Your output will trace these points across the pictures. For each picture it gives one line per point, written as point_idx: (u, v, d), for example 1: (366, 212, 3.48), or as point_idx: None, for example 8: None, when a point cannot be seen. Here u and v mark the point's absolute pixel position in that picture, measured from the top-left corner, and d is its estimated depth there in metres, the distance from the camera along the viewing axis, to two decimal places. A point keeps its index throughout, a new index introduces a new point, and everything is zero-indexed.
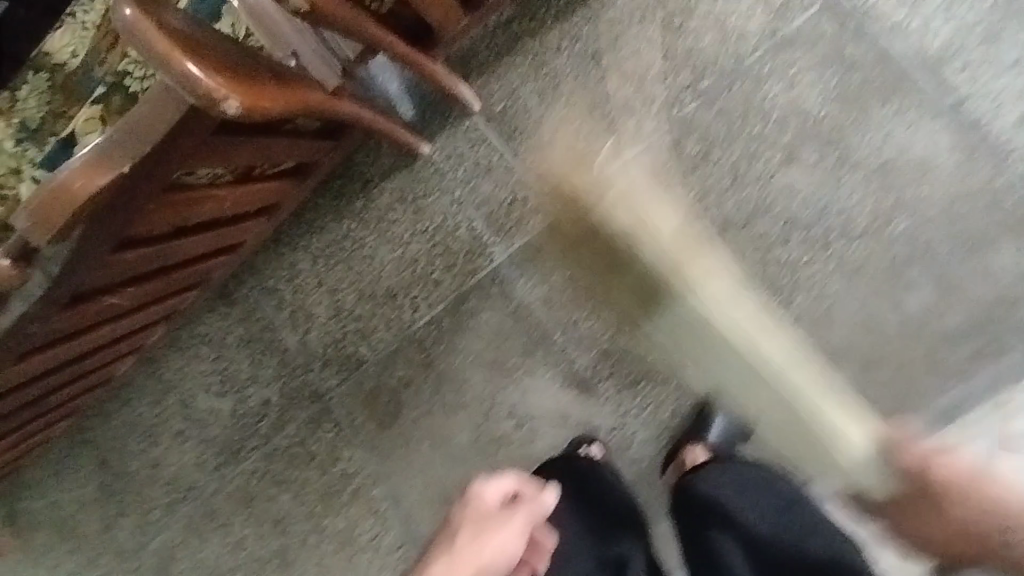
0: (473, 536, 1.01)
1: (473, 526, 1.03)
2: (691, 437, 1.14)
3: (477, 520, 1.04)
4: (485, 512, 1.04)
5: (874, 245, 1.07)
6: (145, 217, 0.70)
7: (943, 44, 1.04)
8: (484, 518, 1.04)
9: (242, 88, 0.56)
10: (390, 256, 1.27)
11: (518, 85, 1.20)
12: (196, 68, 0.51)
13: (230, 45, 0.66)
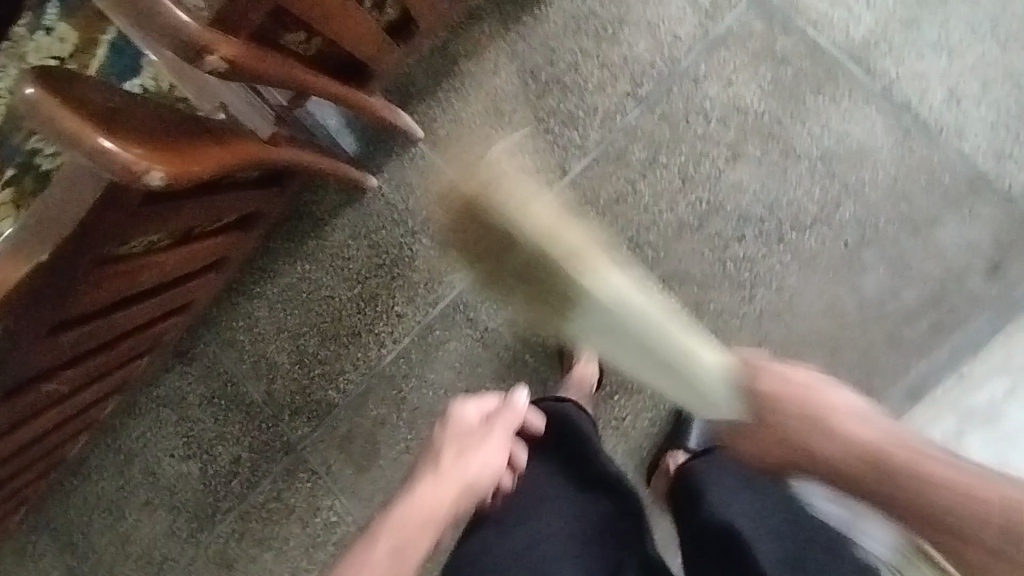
0: (454, 458, 0.86)
1: (455, 440, 0.89)
2: (674, 443, 1.11)
3: (460, 436, 0.89)
4: (465, 429, 0.90)
5: (826, 232, 1.08)
6: (81, 293, 0.66)
7: (867, 31, 1.07)
8: (467, 432, 0.90)
9: (165, 156, 0.54)
10: (349, 294, 1.24)
11: (460, 109, 1.19)
12: (113, 141, 0.49)
13: (153, 111, 0.63)
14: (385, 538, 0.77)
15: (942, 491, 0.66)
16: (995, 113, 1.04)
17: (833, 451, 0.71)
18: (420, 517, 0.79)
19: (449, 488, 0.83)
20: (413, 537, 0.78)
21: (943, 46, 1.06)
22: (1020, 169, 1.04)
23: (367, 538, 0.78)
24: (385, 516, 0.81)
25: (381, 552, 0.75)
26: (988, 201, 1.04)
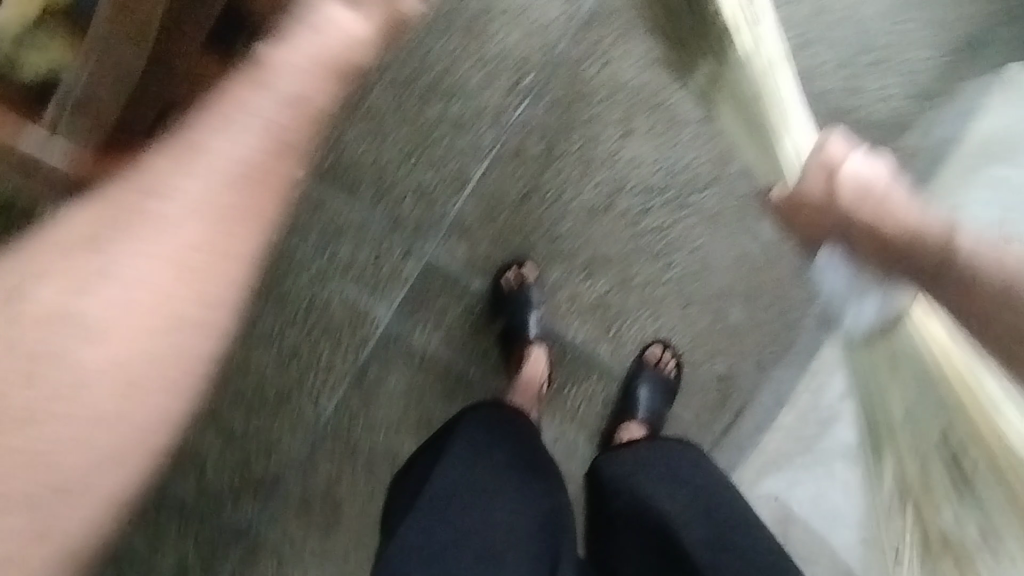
0: (269, 170, 0.60)
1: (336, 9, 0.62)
2: (623, 415, 1.15)
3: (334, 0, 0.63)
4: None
5: (721, 187, 1.15)
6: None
7: None
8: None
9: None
10: (267, 357, 1.13)
11: (340, 133, 1.10)
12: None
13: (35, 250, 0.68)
14: (184, 161, 0.59)
15: (961, 258, 0.64)
16: (838, 54, 1.10)
17: (890, 233, 0.67)
18: (197, 207, 0.57)
19: (247, 185, 0.59)
20: (181, 303, 0.56)
21: None
22: (872, 102, 1.11)
23: (168, 161, 0.59)
24: (158, 222, 0.57)
25: (178, 206, 0.57)
26: (848, 133, 1.11)
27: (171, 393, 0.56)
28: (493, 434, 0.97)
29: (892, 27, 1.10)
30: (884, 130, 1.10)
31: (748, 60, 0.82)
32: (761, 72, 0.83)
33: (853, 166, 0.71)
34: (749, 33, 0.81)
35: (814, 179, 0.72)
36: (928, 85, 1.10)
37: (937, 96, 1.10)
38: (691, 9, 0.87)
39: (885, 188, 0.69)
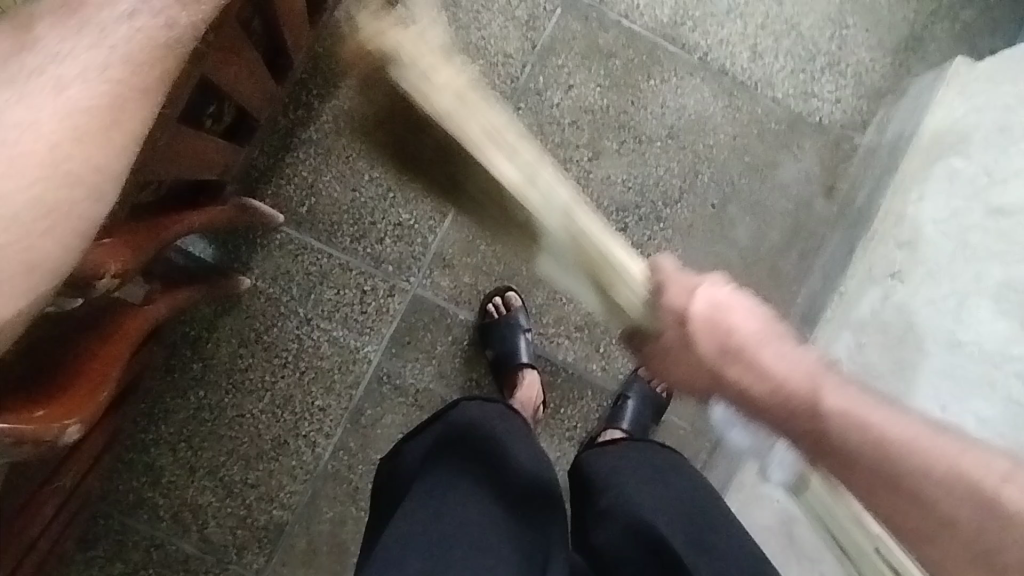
0: (168, 33, 0.50)
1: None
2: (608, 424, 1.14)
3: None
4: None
5: (695, 198, 1.14)
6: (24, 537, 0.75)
7: (671, 12, 1.15)
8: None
9: (60, 405, 0.57)
10: (260, 406, 1.13)
11: (314, 179, 1.13)
12: (6, 422, 0.49)
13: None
14: (81, 35, 0.48)
15: (868, 439, 0.53)
16: (790, 61, 1.15)
17: (758, 391, 0.58)
18: (84, 74, 0.48)
19: (145, 57, 0.49)
20: (66, 169, 0.47)
21: (736, 12, 1.15)
22: (825, 104, 1.15)
23: (55, 22, 0.48)
24: (44, 83, 0.47)
25: (63, 70, 0.47)
26: (808, 136, 1.15)
27: (51, 271, 0.47)
28: (496, 425, 0.83)
29: (838, 33, 1.15)
30: (841, 130, 1.15)
31: (568, 218, 0.69)
32: (573, 219, 0.70)
33: (715, 296, 0.63)
34: (541, 186, 0.69)
35: (671, 329, 0.65)
36: (879, 84, 1.14)
37: (889, 93, 1.14)
38: (456, 183, 0.72)
39: (735, 320, 0.61)
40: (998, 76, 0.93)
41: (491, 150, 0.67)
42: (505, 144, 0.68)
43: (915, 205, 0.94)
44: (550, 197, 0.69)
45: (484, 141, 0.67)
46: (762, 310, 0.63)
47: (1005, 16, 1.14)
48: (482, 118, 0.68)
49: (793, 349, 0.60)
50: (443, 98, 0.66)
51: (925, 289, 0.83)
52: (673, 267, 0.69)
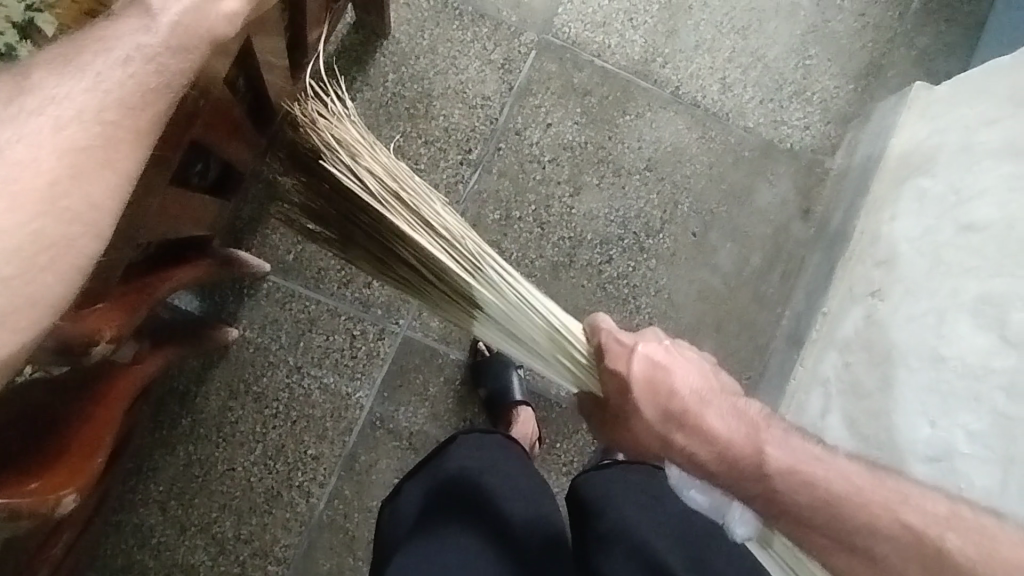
0: (162, 75, 0.50)
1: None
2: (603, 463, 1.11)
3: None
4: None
5: (676, 227, 1.17)
6: None
7: (641, 50, 1.19)
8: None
9: (58, 472, 0.57)
10: (252, 457, 1.11)
11: None
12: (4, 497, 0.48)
13: (23, 391, 0.66)
14: (78, 79, 0.49)
15: (814, 495, 0.58)
16: (758, 91, 1.19)
17: (706, 455, 0.62)
18: (79, 115, 0.48)
19: (140, 100, 0.49)
20: (64, 206, 0.46)
21: (703, 47, 1.20)
22: (795, 131, 1.19)
23: (53, 69, 0.49)
24: (42, 122, 0.48)
25: (61, 110, 0.48)
26: (781, 162, 1.18)
27: (49, 303, 0.46)
28: (496, 469, 0.81)
29: (802, 63, 1.19)
30: (813, 155, 1.18)
31: (503, 292, 0.80)
32: (510, 290, 0.81)
33: (651, 354, 0.67)
34: (475, 261, 0.80)
35: (619, 395, 0.70)
36: (845, 109, 1.19)
37: (855, 118, 1.19)
38: (415, 261, 0.82)
39: (675, 381, 0.65)
40: (955, 100, 0.97)
41: (425, 230, 0.80)
42: (436, 221, 0.80)
43: (889, 223, 0.97)
44: (483, 272, 0.80)
45: (416, 221, 0.80)
46: (695, 365, 0.68)
47: (958, 41, 1.20)
48: (408, 196, 0.80)
49: (730, 405, 0.65)
50: (370, 181, 0.78)
51: (908, 303, 0.85)
52: (610, 326, 0.74)
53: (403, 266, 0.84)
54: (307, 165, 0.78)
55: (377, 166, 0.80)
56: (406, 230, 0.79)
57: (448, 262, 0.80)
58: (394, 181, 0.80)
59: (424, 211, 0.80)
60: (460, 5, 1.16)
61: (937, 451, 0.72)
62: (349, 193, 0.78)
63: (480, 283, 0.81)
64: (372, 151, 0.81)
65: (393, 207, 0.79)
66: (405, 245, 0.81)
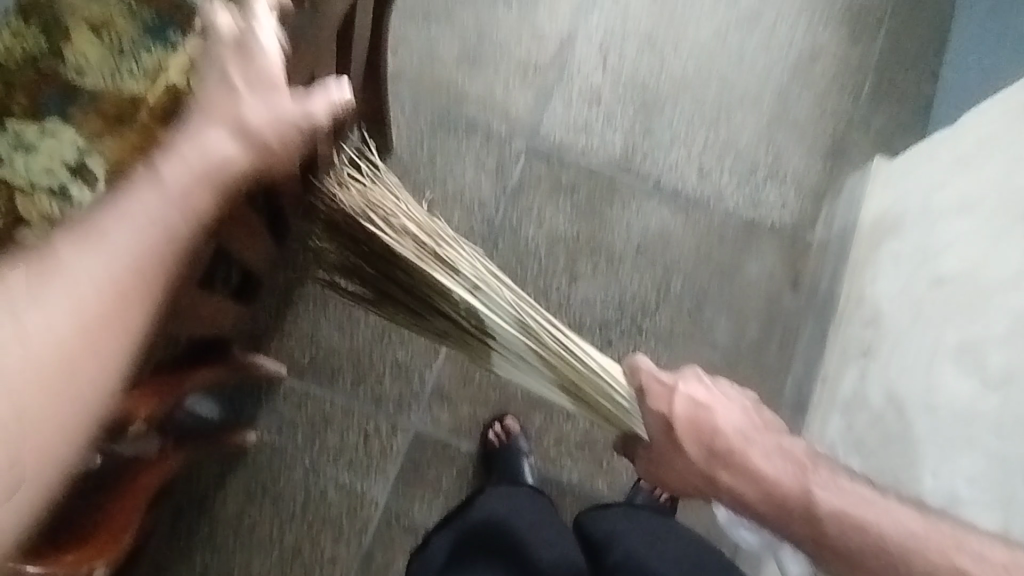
0: (171, 241, 0.53)
1: (256, 100, 0.59)
2: None
3: (257, 92, 0.59)
4: (271, 62, 0.59)
5: (670, 307, 1.22)
6: None
7: (623, 148, 1.29)
8: (266, 82, 0.59)
9: (89, 548, 0.64)
10: (269, 562, 1.12)
11: (315, 330, 1.20)
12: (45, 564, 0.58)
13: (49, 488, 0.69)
14: (99, 249, 0.51)
15: (870, 538, 0.64)
16: (735, 176, 1.28)
17: (754, 495, 0.68)
18: (95, 279, 0.50)
19: (151, 261, 0.52)
20: (78, 365, 0.49)
21: (680, 141, 1.30)
22: (773, 208, 1.27)
23: (72, 241, 0.51)
24: (61, 289, 0.49)
25: (78, 277, 0.50)
26: (764, 238, 1.25)
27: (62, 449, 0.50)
28: (522, 514, 0.91)
29: (771, 148, 1.30)
30: (794, 229, 1.25)
31: (533, 335, 0.84)
32: (548, 331, 0.85)
33: (692, 395, 0.72)
34: (513, 311, 0.84)
35: (662, 437, 0.75)
36: (817, 186, 1.27)
37: (828, 193, 1.27)
38: (454, 312, 0.85)
39: (718, 420, 0.71)
40: (909, 168, 1.04)
41: (465, 284, 0.84)
42: (473, 277, 0.85)
43: (870, 285, 1.02)
44: (524, 323, 0.84)
45: (455, 278, 0.84)
46: (738, 406, 0.73)
47: (910, 118, 1.31)
48: (444, 254, 0.84)
49: (774, 446, 0.70)
50: (407, 246, 0.83)
51: (897, 358, 0.88)
52: (650, 366, 0.77)
53: (441, 318, 0.87)
54: (345, 228, 0.83)
55: (413, 225, 0.84)
56: (445, 287, 0.84)
57: (487, 313, 0.84)
58: (425, 239, 0.84)
59: (462, 269, 0.84)
60: (454, 120, 1.28)
61: (943, 498, 0.72)
62: (390, 252, 0.83)
63: (519, 328, 0.84)
64: (408, 211, 0.85)
65: (430, 264, 0.83)
66: (446, 301, 0.85)
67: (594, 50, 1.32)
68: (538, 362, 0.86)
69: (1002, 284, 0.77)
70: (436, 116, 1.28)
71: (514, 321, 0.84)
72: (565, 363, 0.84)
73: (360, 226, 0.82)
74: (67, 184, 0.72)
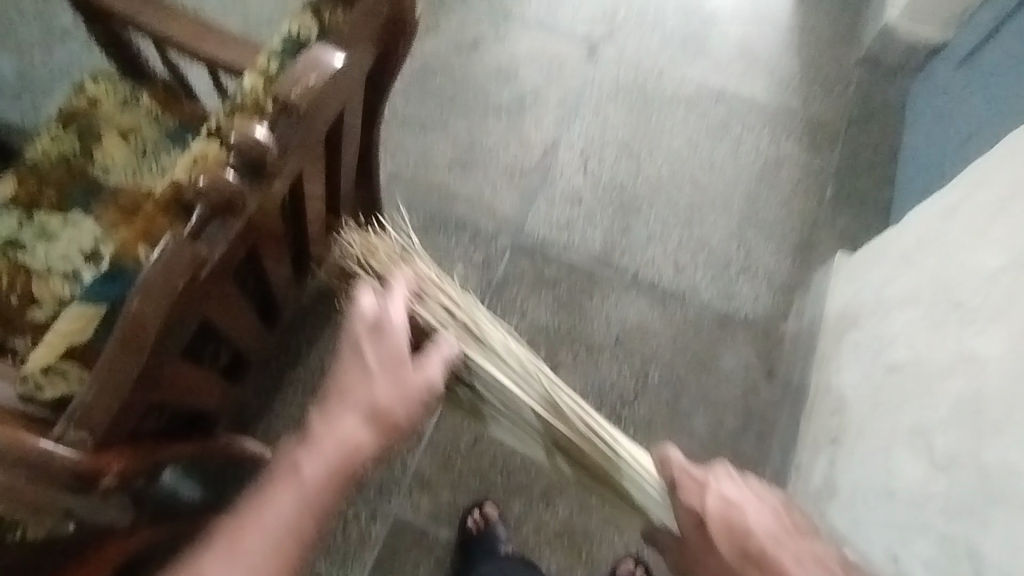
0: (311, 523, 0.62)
1: (384, 379, 0.67)
2: None
3: (386, 369, 0.67)
4: (401, 342, 0.69)
5: (649, 396, 1.25)
6: None
7: (602, 244, 1.37)
8: (396, 357, 0.68)
9: None
10: None
11: (303, 413, 1.22)
12: None
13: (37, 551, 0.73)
14: (246, 559, 0.59)
15: None
16: (709, 271, 1.35)
17: None
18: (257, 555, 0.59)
19: (299, 535, 0.61)
20: None
21: (656, 238, 1.38)
22: (747, 301, 1.32)
23: (238, 526, 0.60)
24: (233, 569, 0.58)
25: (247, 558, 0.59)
26: (739, 330, 1.30)
27: None
28: None
29: (742, 245, 1.38)
30: (767, 321, 1.31)
31: (558, 409, 0.83)
32: (572, 411, 0.84)
33: (725, 493, 0.70)
34: (538, 389, 0.84)
35: (694, 535, 0.71)
36: (787, 281, 1.34)
37: (798, 287, 1.33)
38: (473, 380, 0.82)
39: (751, 522, 0.68)
40: (868, 262, 1.10)
41: (494, 359, 0.82)
42: (502, 349, 0.84)
43: (836, 375, 1.06)
44: (546, 394, 0.84)
45: (483, 353, 0.82)
46: (769, 507, 0.70)
47: (871, 220, 1.40)
48: (474, 326, 0.83)
49: (810, 552, 0.67)
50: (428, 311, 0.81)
51: (864, 446, 0.89)
52: (680, 458, 0.74)
53: (468, 391, 0.84)
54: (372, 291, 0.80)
55: (443, 295, 0.83)
56: (476, 361, 0.81)
57: (514, 388, 0.83)
58: (455, 310, 0.82)
59: (493, 341, 0.83)
60: (444, 218, 1.38)
61: None
62: (417, 320, 0.80)
63: (544, 404, 0.83)
64: (438, 283, 0.84)
65: (462, 335, 0.81)
66: (475, 375, 0.82)
67: (575, 156, 1.45)
68: (555, 430, 0.84)
69: (951, 362, 0.77)
70: (428, 213, 1.38)
71: (532, 390, 0.83)
72: (579, 433, 0.84)
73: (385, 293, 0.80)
74: (79, 267, 0.89)
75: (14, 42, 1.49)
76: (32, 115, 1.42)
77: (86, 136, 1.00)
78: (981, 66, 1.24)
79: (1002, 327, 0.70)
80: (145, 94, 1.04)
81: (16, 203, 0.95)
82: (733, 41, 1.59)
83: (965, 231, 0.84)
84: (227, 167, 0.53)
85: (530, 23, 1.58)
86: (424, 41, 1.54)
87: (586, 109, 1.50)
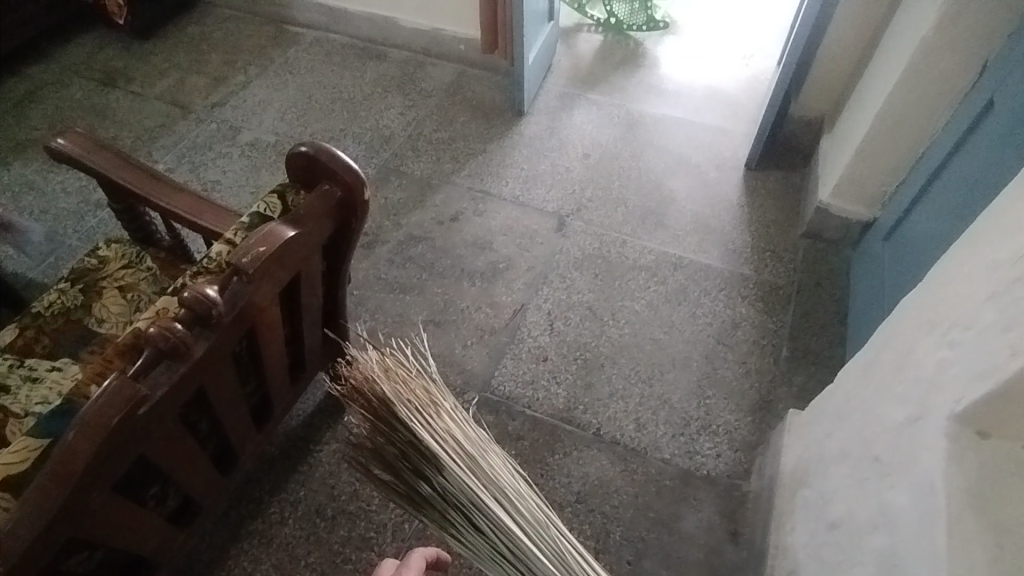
0: None
1: None
2: None
3: None
4: None
5: (610, 557, 1.21)
6: None
7: (565, 399, 1.42)
8: None
9: None
10: None
11: (253, 567, 1.18)
12: None
13: None
14: None
15: None
16: (670, 427, 1.38)
17: None
18: None
19: None
20: None
21: (618, 395, 1.43)
22: (708, 459, 1.33)
23: None
24: None
25: None
26: (700, 488, 1.29)
27: None
28: None
29: (702, 402, 1.42)
30: (729, 480, 1.31)
31: (566, 563, 0.82)
32: (580, 566, 0.83)
33: None
34: (547, 539, 0.84)
35: None
36: (747, 439, 1.36)
37: (759, 446, 1.35)
38: (485, 523, 0.83)
39: None
40: (813, 421, 1.13)
41: (503, 500, 0.85)
42: (512, 493, 0.86)
43: (791, 534, 1.04)
44: (556, 546, 0.83)
45: (491, 492, 0.85)
46: None
47: (827, 379, 1.44)
48: (485, 464, 0.87)
49: None
50: (444, 444, 0.85)
51: None
52: None
53: (472, 531, 0.85)
54: (388, 417, 0.87)
55: (456, 430, 0.88)
56: (485, 499, 0.84)
57: (521, 532, 0.83)
58: (465, 444, 0.87)
59: (504, 483, 0.86)
60: None
61: None
62: (429, 449, 0.85)
63: (550, 554, 0.83)
64: (453, 417, 0.90)
65: (477, 477, 0.85)
66: (482, 513, 0.84)
67: (542, 317, 1.55)
68: None
69: (874, 522, 0.77)
70: None
71: (542, 535, 0.84)
72: None
73: (401, 421, 0.86)
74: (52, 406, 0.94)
75: (51, 212, 1.70)
76: (51, 274, 1.58)
77: (89, 292, 1.12)
78: (902, 238, 1.37)
79: (906, 483, 0.71)
80: (149, 257, 1.18)
81: (12, 350, 1.04)
82: (689, 217, 1.76)
83: (878, 388, 0.88)
84: (176, 321, 0.62)
85: (505, 200, 1.78)
86: (410, 216, 1.74)
87: (553, 275, 1.63)
